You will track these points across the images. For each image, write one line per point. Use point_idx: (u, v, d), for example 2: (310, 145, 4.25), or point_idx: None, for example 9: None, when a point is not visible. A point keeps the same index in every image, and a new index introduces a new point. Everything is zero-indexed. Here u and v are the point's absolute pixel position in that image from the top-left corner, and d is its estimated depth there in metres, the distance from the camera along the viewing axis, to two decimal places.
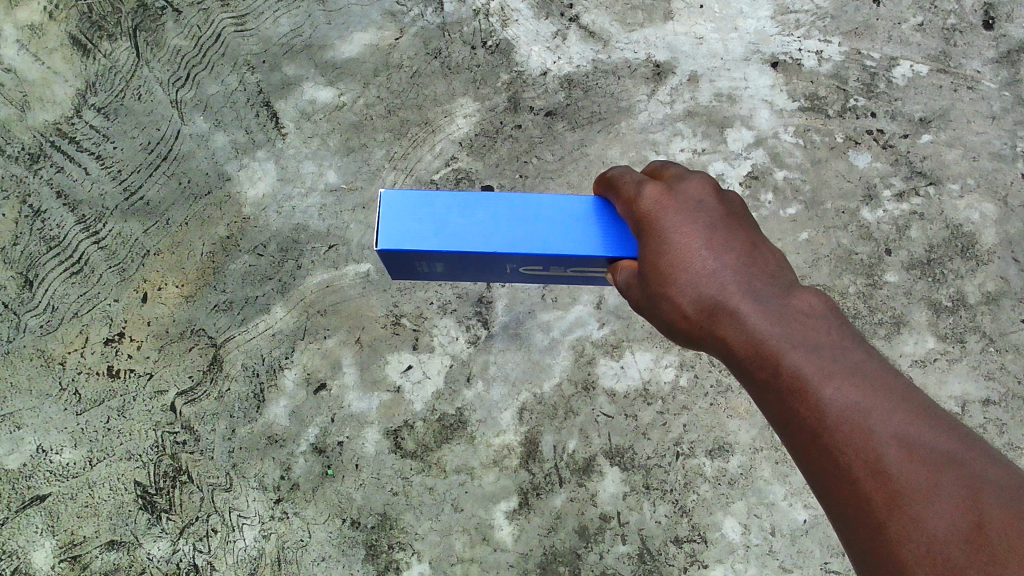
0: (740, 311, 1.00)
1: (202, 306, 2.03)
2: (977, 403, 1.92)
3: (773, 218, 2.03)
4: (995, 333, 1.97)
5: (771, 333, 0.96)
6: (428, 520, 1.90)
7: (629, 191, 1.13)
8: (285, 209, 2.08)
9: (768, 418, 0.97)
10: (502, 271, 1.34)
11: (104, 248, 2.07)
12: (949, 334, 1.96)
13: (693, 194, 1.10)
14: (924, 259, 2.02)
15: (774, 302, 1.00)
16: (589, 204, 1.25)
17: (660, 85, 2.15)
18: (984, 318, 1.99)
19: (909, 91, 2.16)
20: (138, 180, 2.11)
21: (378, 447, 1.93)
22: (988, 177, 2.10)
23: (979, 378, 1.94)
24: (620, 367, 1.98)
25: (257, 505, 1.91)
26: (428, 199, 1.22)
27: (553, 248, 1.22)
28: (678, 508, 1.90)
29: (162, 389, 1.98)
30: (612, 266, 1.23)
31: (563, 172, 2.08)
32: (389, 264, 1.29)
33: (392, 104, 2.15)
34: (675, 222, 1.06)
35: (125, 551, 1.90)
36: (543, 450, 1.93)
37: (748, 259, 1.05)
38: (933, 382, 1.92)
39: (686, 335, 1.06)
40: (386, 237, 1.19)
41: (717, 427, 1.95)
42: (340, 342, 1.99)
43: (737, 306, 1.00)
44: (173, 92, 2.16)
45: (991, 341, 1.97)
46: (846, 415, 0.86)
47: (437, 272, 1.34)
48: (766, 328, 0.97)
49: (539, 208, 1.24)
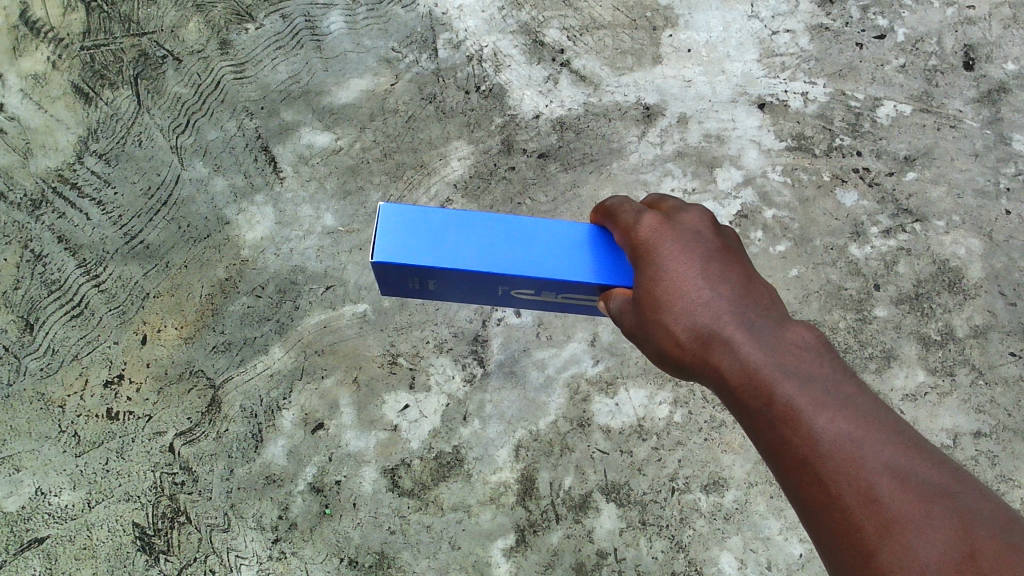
0: (734, 340, 1.01)
1: (201, 347, 2.05)
2: (969, 436, 1.94)
3: (762, 255, 2.06)
4: (984, 366, 2.00)
5: (765, 361, 0.98)
6: (426, 559, 1.90)
7: (627, 220, 1.18)
8: (283, 251, 2.12)
9: (757, 446, 0.99)
10: (496, 294, 1.37)
11: (104, 291, 2.10)
12: (939, 367, 1.99)
13: (690, 226, 1.12)
14: (913, 294, 2.05)
15: (768, 333, 1.02)
16: (586, 233, 1.29)
17: (650, 128, 2.19)
18: (973, 351, 2.01)
19: (894, 130, 2.21)
20: (138, 224, 2.14)
21: (376, 485, 1.95)
22: (974, 213, 2.14)
23: (969, 411, 1.96)
24: (615, 404, 2.00)
25: (254, 545, 1.92)
26: (427, 217, 1.26)
27: (547, 273, 1.25)
28: (674, 544, 1.91)
29: (161, 430, 2.00)
30: (605, 294, 1.25)
31: (556, 213, 2.12)
32: (385, 278, 1.33)
33: (388, 148, 2.19)
34: (672, 253, 1.09)
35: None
36: (539, 487, 1.94)
37: (743, 290, 1.07)
38: (924, 415, 1.94)
39: (677, 364, 1.08)
40: (383, 251, 1.23)
41: (712, 462, 1.96)
42: (338, 381, 2.02)
43: (731, 335, 1.02)
44: (173, 137, 2.21)
45: (980, 374, 1.99)
46: (839, 444, 0.89)
47: (432, 290, 1.38)
48: (760, 357, 0.99)
49: (536, 233, 1.29)
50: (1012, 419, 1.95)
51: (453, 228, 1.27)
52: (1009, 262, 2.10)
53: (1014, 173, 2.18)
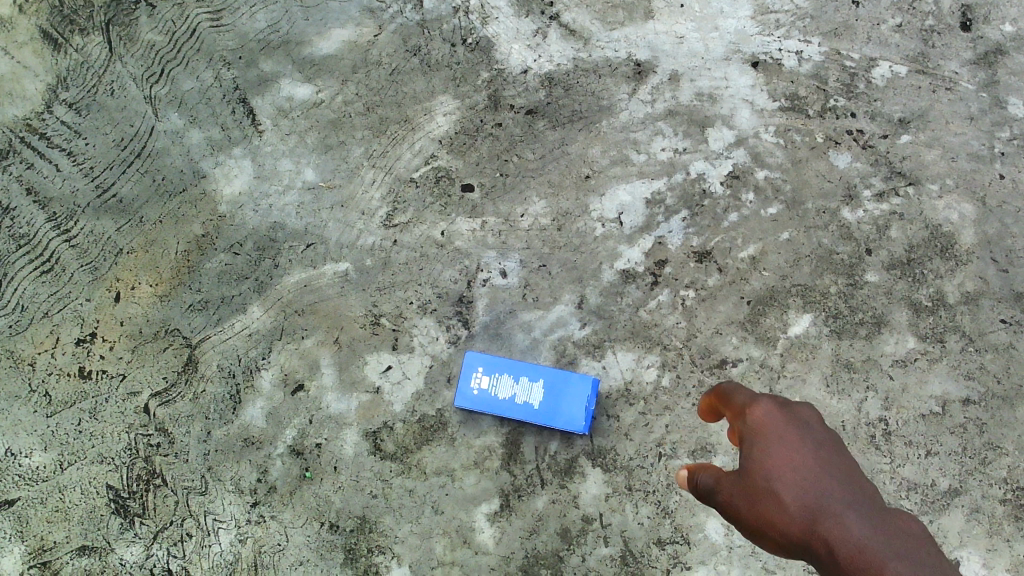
0: (792, 489, 0.94)
1: (178, 304, 2.01)
2: (957, 402, 1.95)
3: (753, 218, 2.04)
4: (974, 333, 1.98)
5: (831, 515, 0.90)
6: (409, 523, 1.90)
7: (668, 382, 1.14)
8: (262, 207, 2.05)
9: None
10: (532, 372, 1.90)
11: (75, 245, 2.04)
12: (928, 334, 1.98)
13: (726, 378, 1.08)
14: (902, 260, 2.02)
15: (830, 480, 0.94)
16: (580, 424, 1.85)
17: (638, 87, 2.11)
18: (963, 318, 1.99)
19: (884, 93, 2.13)
20: (110, 176, 2.07)
21: (358, 448, 1.93)
22: (967, 177, 2.08)
23: (959, 378, 1.96)
24: (602, 367, 1.95)
25: (232, 509, 1.95)
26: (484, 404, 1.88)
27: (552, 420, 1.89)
28: (660, 510, 1.88)
29: (136, 391, 1.99)
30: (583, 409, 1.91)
31: (544, 170, 2.06)
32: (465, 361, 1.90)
33: (365, 104, 2.10)
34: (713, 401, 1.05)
35: (100, 553, 1.95)
36: (525, 452, 1.91)
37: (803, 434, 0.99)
38: (913, 382, 1.95)
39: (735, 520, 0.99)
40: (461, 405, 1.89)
41: (700, 428, 1.90)
42: (320, 342, 1.98)
43: (790, 481, 0.95)
44: (147, 86, 2.10)
45: (971, 342, 1.98)
46: None
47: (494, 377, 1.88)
48: (825, 510, 0.91)
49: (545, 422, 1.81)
50: (1000, 387, 1.95)
51: (505, 407, 1.87)
52: (999, 228, 2.04)
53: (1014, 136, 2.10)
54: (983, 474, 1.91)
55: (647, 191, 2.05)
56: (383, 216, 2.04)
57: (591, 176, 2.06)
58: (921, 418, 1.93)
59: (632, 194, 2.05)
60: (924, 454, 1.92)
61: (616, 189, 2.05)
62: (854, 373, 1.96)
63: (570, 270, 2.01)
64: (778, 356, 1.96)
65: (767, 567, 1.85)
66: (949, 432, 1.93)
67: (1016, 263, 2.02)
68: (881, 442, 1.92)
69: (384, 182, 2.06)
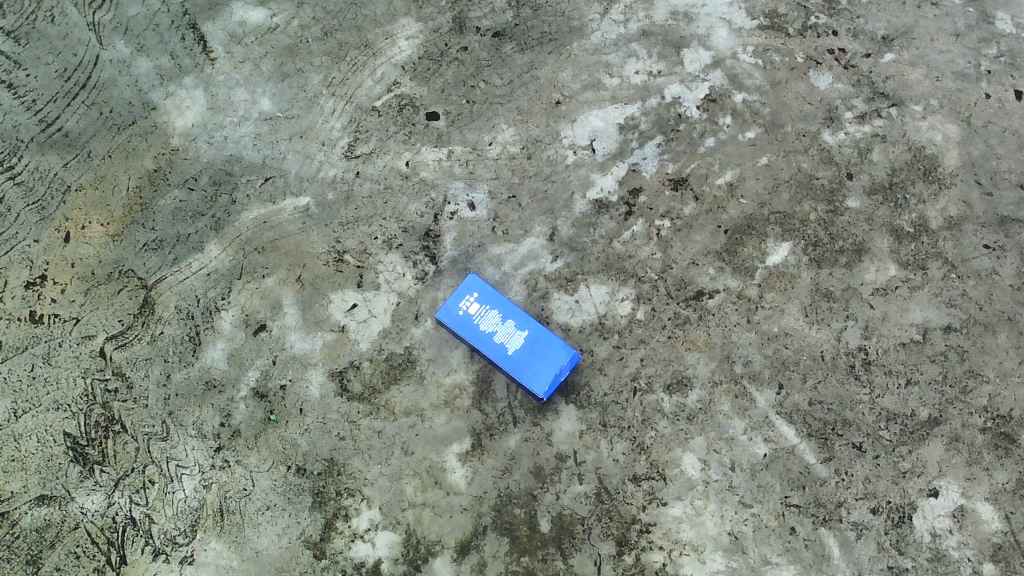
0: None
1: (132, 244, 1.94)
2: (938, 330, 1.88)
3: (731, 141, 2.01)
4: (957, 259, 1.93)
5: None
6: (377, 465, 1.81)
7: None
8: (217, 138, 2.02)
9: None
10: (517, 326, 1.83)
11: (19, 185, 1.96)
12: (910, 261, 1.92)
13: None
14: (886, 188, 1.98)
15: None
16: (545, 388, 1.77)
17: (604, 15, 2.13)
18: (945, 243, 1.94)
19: (853, 13, 2.12)
20: (55, 112, 2.02)
21: (323, 390, 1.85)
22: (952, 97, 2.05)
23: (941, 306, 1.89)
24: (575, 301, 1.90)
25: (196, 454, 1.83)
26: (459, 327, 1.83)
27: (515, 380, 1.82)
28: (636, 446, 1.82)
29: (90, 334, 1.89)
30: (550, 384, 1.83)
31: (513, 96, 2.05)
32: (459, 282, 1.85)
33: (336, 31, 2.10)
34: None
35: (48, 506, 1.81)
36: (495, 389, 1.85)
37: None
38: (894, 310, 1.89)
39: None
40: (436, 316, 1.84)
41: (675, 361, 1.86)
42: (282, 279, 1.91)
43: None
44: (93, 19, 2.09)
45: (953, 268, 1.92)
46: None
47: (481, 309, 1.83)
48: None
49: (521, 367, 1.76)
50: (980, 313, 1.89)
51: (478, 338, 1.81)
52: (981, 148, 2.01)
53: (988, 54, 2.09)
54: (963, 404, 1.83)
55: (625, 118, 2.03)
56: (345, 146, 2.01)
57: (569, 107, 2.04)
58: (900, 348, 1.87)
59: (613, 124, 2.02)
60: (904, 383, 1.85)
61: (598, 116, 2.03)
62: (834, 303, 1.89)
63: (540, 203, 1.96)
64: (762, 286, 1.90)
65: (745, 502, 1.78)
66: (929, 360, 1.86)
67: (1001, 185, 1.99)
68: (860, 372, 1.85)
69: (344, 111, 2.03)
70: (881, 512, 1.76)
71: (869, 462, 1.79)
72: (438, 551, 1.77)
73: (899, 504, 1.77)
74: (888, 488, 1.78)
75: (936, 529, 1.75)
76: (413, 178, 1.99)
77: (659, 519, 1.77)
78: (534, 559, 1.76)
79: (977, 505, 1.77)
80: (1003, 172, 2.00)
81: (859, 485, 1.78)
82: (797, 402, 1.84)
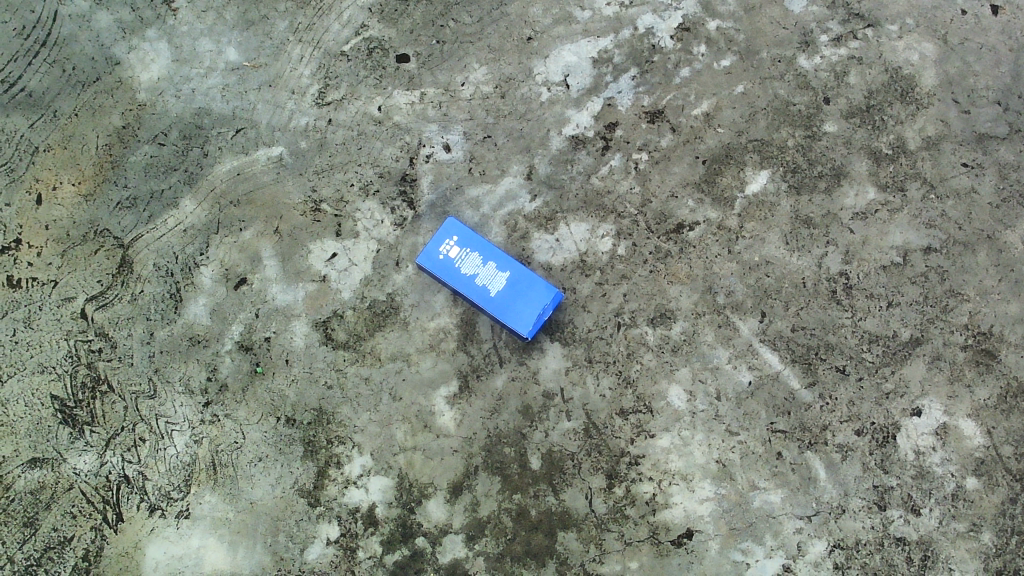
0: None
1: (169, 236, 2.44)
2: (839, 258, 2.43)
3: (707, 70, 2.54)
4: (875, 200, 2.46)
5: None
6: (367, 412, 2.33)
7: None
8: (183, 91, 2.53)
9: None
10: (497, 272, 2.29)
11: (83, 241, 2.44)
12: (818, 228, 2.44)
13: None
14: (804, 164, 2.48)
15: None
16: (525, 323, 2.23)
17: (553, 22, 2.57)
18: (864, 184, 2.47)
19: (756, 12, 2.58)
20: (107, 177, 2.47)
21: (308, 339, 2.37)
22: (868, 42, 2.57)
23: (847, 250, 2.43)
24: (556, 240, 2.43)
25: (185, 410, 2.35)
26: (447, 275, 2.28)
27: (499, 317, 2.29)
28: (621, 381, 2.35)
29: (68, 297, 2.40)
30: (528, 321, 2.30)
31: (481, 34, 2.57)
32: (443, 236, 2.29)
33: (333, 47, 2.56)
34: None
35: (113, 448, 2.33)
36: (481, 332, 2.37)
37: None
38: (819, 248, 2.43)
39: None
40: (426, 265, 2.29)
41: (658, 295, 2.39)
42: (258, 233, 2.43)
43: None
44: (128, 78, 2.53)
45: (868, 212, 2.45)
46: None
47: (464, 257, 2.29)
48: None
49: (505, 300, 2.26)
50: (962, 233, 2.43)
51: (465, 283, 2.27)
52: (863, 118, 2.51)
53: (866, 36, 2.57)
54: (944, 321, 2.39)
55: (588, 117, 2.51)
56: (314, 95, 2.53)
57: (533, 107, 2.52)
58: (881, 271, 2.41)
59: (580, 124, 2.50)
60: (886, 305, 2.39)
61: (567, 116, 2.51)
62: (813, 231, 2.44)
63: (516, 141, 2.49)
64: (695, 244, 2.42)
65: (731, 429, 2.32)
66: (910, 282, 2.41)
67: (977, 104, 2.52)
68: (842, 296, 2.40)
69: (314, 54, 2.55)
70: (791, 437, 2.32)
71: (796, 372, 2.36)
72: (430, 493, 2.30)
73: (882, 425, 2.33)
74: (873, 409, 2.34)
75: (919, 446, 2.32)
76: (407, 163, 2.48)
77: (648, 450, 2.31)
78: (524, 495, 2.30)
79: (958, 422, 2.33)
80: (886, 131, 2.50)
81: (844, 408, 2.34)
82: (779, 328, 2.38)
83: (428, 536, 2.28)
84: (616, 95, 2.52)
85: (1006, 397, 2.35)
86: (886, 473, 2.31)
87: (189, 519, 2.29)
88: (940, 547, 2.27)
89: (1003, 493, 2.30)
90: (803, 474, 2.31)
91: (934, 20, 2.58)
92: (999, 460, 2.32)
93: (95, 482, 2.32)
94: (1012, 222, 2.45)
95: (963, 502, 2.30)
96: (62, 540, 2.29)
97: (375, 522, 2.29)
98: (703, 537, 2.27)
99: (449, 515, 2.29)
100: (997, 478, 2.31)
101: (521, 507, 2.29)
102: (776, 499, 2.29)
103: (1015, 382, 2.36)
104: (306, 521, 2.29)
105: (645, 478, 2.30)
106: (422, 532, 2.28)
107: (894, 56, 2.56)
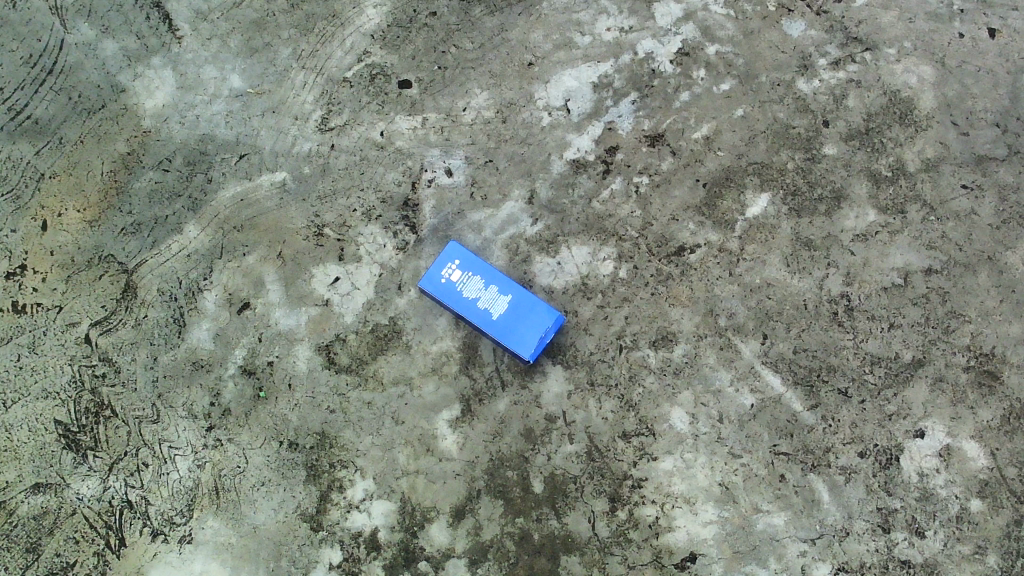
0: None
1: (173, 261, 2.45)
2: (840, 279, 2.43)
3: (707, 94, 2.56)
4: (876, 221, 2.46)
5: None
6: (370, 436, 2.33)
7: None
8: (188, 117, 2.55)
9: None
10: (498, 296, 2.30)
11: (88, 267, 2.45)
12: (819, 249, 2.44)
13: None
14: (804, 187, 2.49)
15: None
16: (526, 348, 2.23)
17: (553, 48, 2.60)
18: (864, 205, 2.48)
19: (755, 36, 2.60)
20: (112, 203, 2.49)
21: (311, 363, 2.38)
22: (867, 65, 2.58)
23: (849, 271, 2.43)
24: (557, 264, 2.44)
25: (188, 434, 2.35)
26: (448, 298, 2.29)
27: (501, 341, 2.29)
28: (623, 404, 2.35)
29: (73, 323, 2.42)
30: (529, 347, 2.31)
31: (481, 59, 2.60)
32: (446, 258, 2.31)
33: (336, 73, 2.58)
34: None
35: (116, 473, 2.33)
36: (483, 355, 2.38)
37: None
38: (821, 270, 2.43)
39: None
40: (426, 286, 2.30)
41: (660, 317, 2.40)
42: (262, 257, 2.45)
43: None
44: (133, 105, 2.56)
45: (869, 234, 2.46)
46: None
47: (465, 280, 2.30)
48: None
49: (507, 323, 2.26)
50: (962, 254, 2.44)
51: (466, 307, 2.28)
52: (862, 141, 2.53)
53: (864, 59, 2.59)
54: (946, 342, 2.38)
55: (589, 141, 2.52)
56: (317, 120, 2.55)
57: (533, 131, 2.53)
58: (883, 292, 2.42)
59: (580, 147, 2.52)
60: (887, 326, 2.40)
61: (568, 140, 2.52)
62: (814, 252, 2.44)
63: (517, 165, 2.51)
64: (696, 267, 2.43)
65: (733, 451, 2.32)
66: (911, 303, 2.41)
67: (976, 126, 2.53)
68: (844, 318, 2.40)
69: (316, 80, 2.58)
70: (794, 459, 2.32)
71: (799, 394, 2.36)
72: (433, 517, 2.30)
73: (885, 447, 2.32)
74: (876, 431, 2.33)
75: (923, 468, 2.31)
76: (409, 188, 2.49)
77: (651, 473, 2.31)
78: (527, 519, 2.30)
79: (962, 443, 2.33)
80: (886, 153, 2.51)
81: (848, 430, 2.33)
82: (781, 350, 2.38)
83: (431, 560, 2.27)
84: (617, 118, 2.54)
85: (1010, 418, 2.34)
86: (890, 496, 2.30)
87: (192, 543, 2.29)
88: (946, 570, 2.25)
89: (1008, 515, 2.29)
90: (806, 497, 2.30)
91: (932, 43, 2.59)
92: (1003, 482, 2.31)
93: (98, 507, 2.32)
94: (1013, 243, 2.45)
95: (968, 524, 2.28)
96: (64, 565, 2.28)
97: (378, 546, 2.29)
98: (706, 560, 2.26)
99: (452, 539, 2.29)
100: (1001, 500, 2.30)
101: (524, 531, 2.29)
102: (779, 522, 2.28)
103: (1018, 402, 2.35)
104: (309, 545, 2.29)
105: (648, 501, 2.29)
106: (425, 556, 2.28)
107: (892, 79, 2.57)
